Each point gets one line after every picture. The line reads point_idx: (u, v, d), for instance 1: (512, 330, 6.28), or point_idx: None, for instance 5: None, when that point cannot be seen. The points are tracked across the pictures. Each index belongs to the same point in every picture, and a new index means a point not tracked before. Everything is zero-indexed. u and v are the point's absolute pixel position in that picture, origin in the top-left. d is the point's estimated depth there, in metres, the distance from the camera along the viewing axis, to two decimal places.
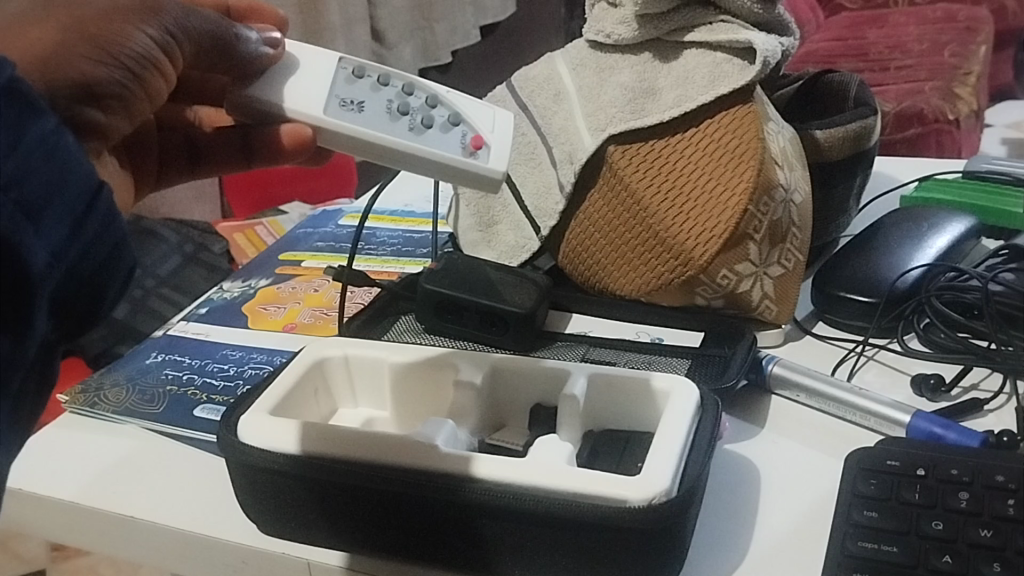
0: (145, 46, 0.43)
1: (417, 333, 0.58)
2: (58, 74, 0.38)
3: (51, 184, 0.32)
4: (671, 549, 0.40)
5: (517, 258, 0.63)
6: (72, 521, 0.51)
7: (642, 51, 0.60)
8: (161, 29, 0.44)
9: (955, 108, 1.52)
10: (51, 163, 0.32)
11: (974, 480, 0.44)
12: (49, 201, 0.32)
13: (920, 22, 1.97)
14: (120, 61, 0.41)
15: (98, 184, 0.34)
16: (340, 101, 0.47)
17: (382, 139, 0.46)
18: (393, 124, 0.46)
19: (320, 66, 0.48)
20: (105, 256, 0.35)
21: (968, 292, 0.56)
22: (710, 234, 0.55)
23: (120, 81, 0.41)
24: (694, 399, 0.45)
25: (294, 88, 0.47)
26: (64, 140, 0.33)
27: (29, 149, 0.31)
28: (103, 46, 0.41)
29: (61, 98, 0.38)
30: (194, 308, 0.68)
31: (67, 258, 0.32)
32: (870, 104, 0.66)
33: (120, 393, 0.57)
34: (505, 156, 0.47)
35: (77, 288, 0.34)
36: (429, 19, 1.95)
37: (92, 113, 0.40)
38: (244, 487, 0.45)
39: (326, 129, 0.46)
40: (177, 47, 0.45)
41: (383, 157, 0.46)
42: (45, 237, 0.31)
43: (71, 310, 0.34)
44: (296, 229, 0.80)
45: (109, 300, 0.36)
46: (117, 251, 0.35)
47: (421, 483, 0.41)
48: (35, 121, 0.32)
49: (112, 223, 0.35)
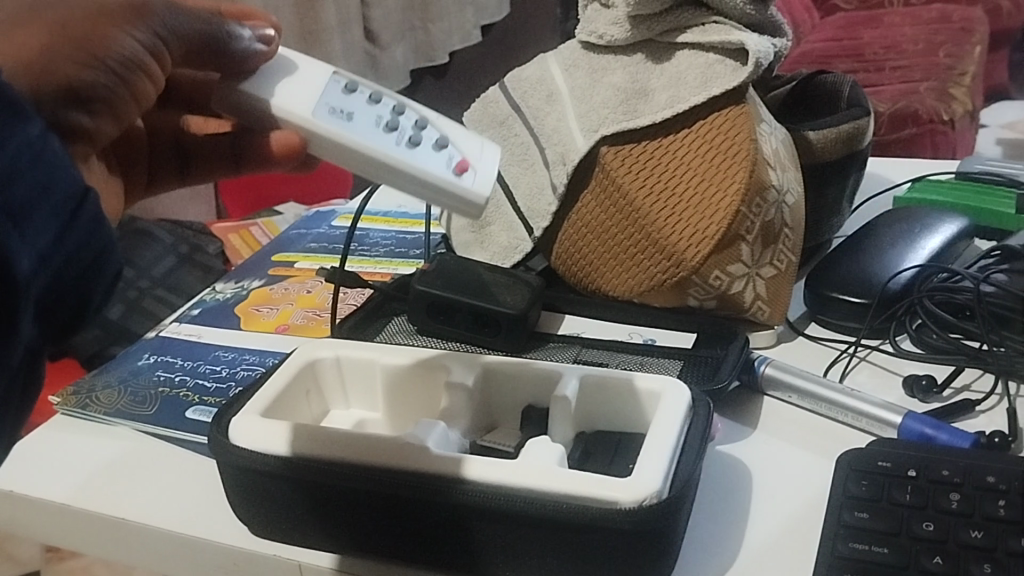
0: (133, 50, 0.42)
1: (409, 334, 0.58)
2: (44, 76, 0.38)
3: (37, 191, 0.31)
4: (662, 550, 0.40)
5: (510, 258, 0.63)
6: (63, 523, 0.51)
7: (635, 52, 0.60)
8: (149, 32, 0.43)
9: (950, 108, 1.52)
10: (37, 171, 0.31)
11: (964, 481, 0.44)
12: (35, 209, 0.31)
13: (915, 23, 1.97)
14: (107, 64, 0.41)
15: (84, 189, 0.34)
16: (330, 108, 0.45)
17: (371, 147, 0.44)
18: (383, 136, 0.44)
19: (314, 75, 0.47)
20: (90, 260, 0.34)
21: (960, 293, 0.56)
22: (702, 235, 0.55)
23: (107, 84, 0.41)
24: (685, 400, 0.45)
25: (284, 89, 0.46)
26: (51, 145, 0.32)
27: (15, 157, 0.31)
28: (91, 50, 0.41)
29: (46, 101, 0.38)
30: (187, 309, 0.68)
31: (52, 263, 0.32)
32: (864, 105, 0.66)
33: (112, 395, 0.57)
34: (490, 183, 0.45)
35: (65, 293, 0.34)
36: (424, 20, 1.98)
37: (80, 117, 0.40)
38: (235, 489, 0.45)
39: (314, 134, 0.45)
40: (166, 49, 0.45)
41: (369, 169, 0.44)
42: (29, 242, 0.31)
43: (55, 313, 0.34)
44: (289, 229, 0.80)
45: (95, 301, 0.36)
46: (103, 254, 0.35)
47: (413, 484, 0.41)
48: (21, 127, 0.31)
49: (99, 229, 0.35)
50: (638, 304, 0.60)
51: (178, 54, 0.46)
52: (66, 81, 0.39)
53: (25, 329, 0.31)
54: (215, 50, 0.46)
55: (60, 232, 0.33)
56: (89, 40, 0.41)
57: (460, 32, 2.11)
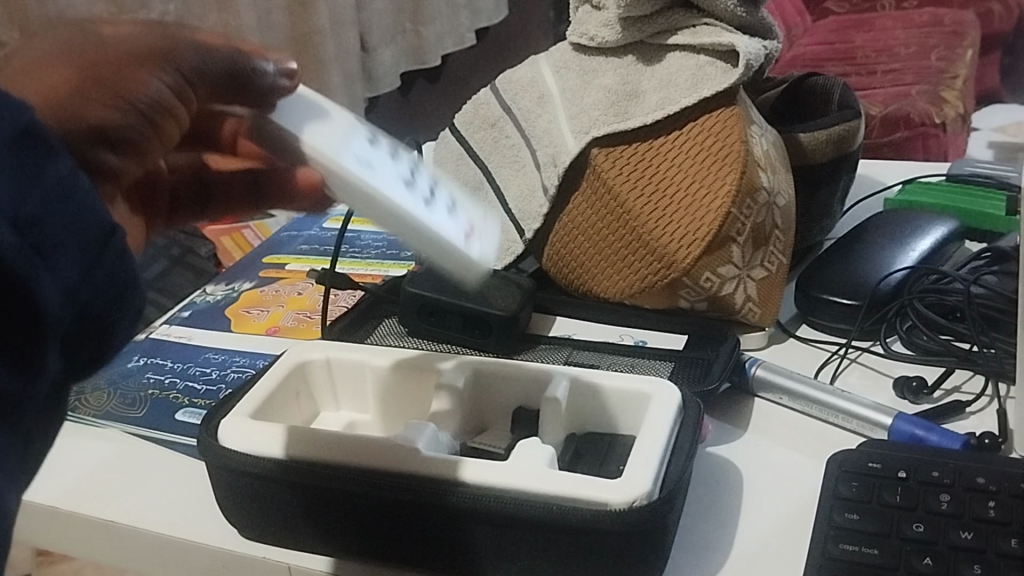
0: (160, 91, 0.37)
1: (400, 336, 0.58)
2: (70, 117, 0.34)
3: (68, 230, 0.29)
4: (652, 552, 0.40)
5: (501, 261, 0.63)
6: (51, 526, 0.50)
7: (625, 54, 0.60)
8: (176, 74, 0.38)
9: (942, 112, 1.53)
10: (67, 209, 0.29)
11: (954, 482, 0.44)
12: (63, 246, 0.29)
13: (907, 26, 1.98)
14: (135, 107, 0.36)
15: (113, 227, 0.31)
16: (354, 153, 0.40)
17: (397, 195, 0.38)
18: (408, 189, 0.40)
19: (341, 119, 0.42)
20: (117, 296, 0.32)
21: (950, 295, 0.57)
22: (692, 237, 0.55)
23: (136, 126, 0.36)
24: (676, 401, 0.45)
25: (310, 127, 0.40)
26: (81, 182, 0.30)
27: (45, 193, 0.28)
28: (116, 91, 0.36)
29: (71, 143, 0.34)
30: (177, 311, 0.68)
31: (80, 300, 0.30)
32: (854, 107, 0.67)
33: (101, 397, 0.57)
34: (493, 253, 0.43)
35: (91, 329, 0.31)
36: (416, 23, 1.98)
37: (105, 156, 0.35)
38: (224, 492, 0.44)
39: (335, 174, 0.39)
40: (195, 87, 0.39)
41: (390, 222, 0.39)
42: (60, 280, 0.29)
43: (79, 349, 0.32)
44: (280, 232, 0.80)
45: (117, 340, 0.33)
46: (128, 292, 0.32)
47: (403, 487, 0.41)
48: (51, 164, 0.29)
49: (125, 265, 0.32)
50: (629, 306, 0.60)
51: (205, 97, 0.40)
52: (91, 124, 0.34)
53: (51, 364, 0.29)
54: (241, 87, 0.41)
55: (92, 267, 0.30)
56: (115, 81, 0.36)
57: (453, 35, 2.11)
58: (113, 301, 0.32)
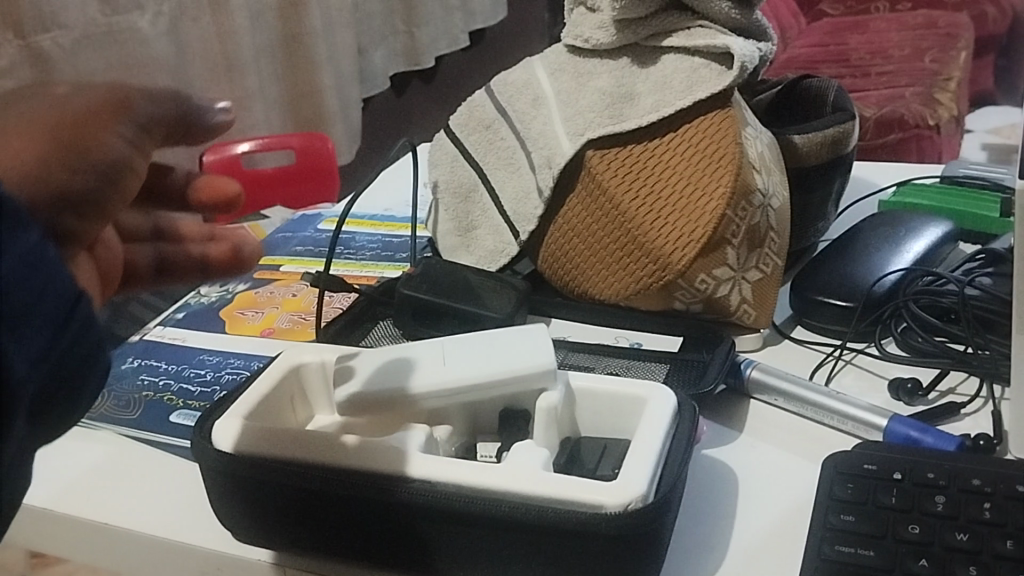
0: (120, 152, 0.40)
1: (395, 338, 0.58)
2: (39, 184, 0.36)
3: (38, 290, 0.30)
4: (649, 555, 0.40)
5: (496, 262, 0.63)
6: (44, 527, 0.50)
7: (620, 56, 0.60)
8: (133, 128, 0.41)
9: (935, 114, 1.54)
10: (36, 275, 0.30)
11: (950, 484, 0.44)
12: (32, 310, 0.29)
13: (900, 29, 1.99)
14: (95, 168, 0.39)
15: (79, 292, 0.32)
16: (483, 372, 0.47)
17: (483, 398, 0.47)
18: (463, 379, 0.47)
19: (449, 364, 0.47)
20: (86, 352, 0.33)
21: (944, 296, 0.57)
22: (688, 239, 0.55)
23: (95, 186, 0.38)
24: (672, 404, 0.45)
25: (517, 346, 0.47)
26: (50, 250, 0.31)
27: (14, 261, 0.29)
28: (79, 153, 0.38)
29: (41, 209, 0.36)
30: (171, 313, 0.68)
31: (47, 361, 0.31)
32: (848, 109, 0.67)
33: (96, 398, 0.57)
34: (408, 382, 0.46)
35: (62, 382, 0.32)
36: (410, 25, 1.99)
37: (68, 221, 0.38)
38: (218, 494, 0.44)
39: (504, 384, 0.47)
40: (150, 138, 0.42)
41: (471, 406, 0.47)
42: (26, 346, 0.29)
43: (48, 408, 0.33)
44: (275, 233, 0.80)
45: (87, 395, 0.34)
46: (96, 348, 0.33)
47: (397, 489, 0.41)
48: (23, 234, 0.29)
49: (93, 325, 0.33)
50: (624, 308, 0.59)
51: (157, 142, 0.43)
52: (57, 189, 0.37)
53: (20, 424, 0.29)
54: (186, 129, 0.44)
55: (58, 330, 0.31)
56: (79, 143, 0.38)
57: (447, 37, 2.12)
58: (87, 350, 0.33)
